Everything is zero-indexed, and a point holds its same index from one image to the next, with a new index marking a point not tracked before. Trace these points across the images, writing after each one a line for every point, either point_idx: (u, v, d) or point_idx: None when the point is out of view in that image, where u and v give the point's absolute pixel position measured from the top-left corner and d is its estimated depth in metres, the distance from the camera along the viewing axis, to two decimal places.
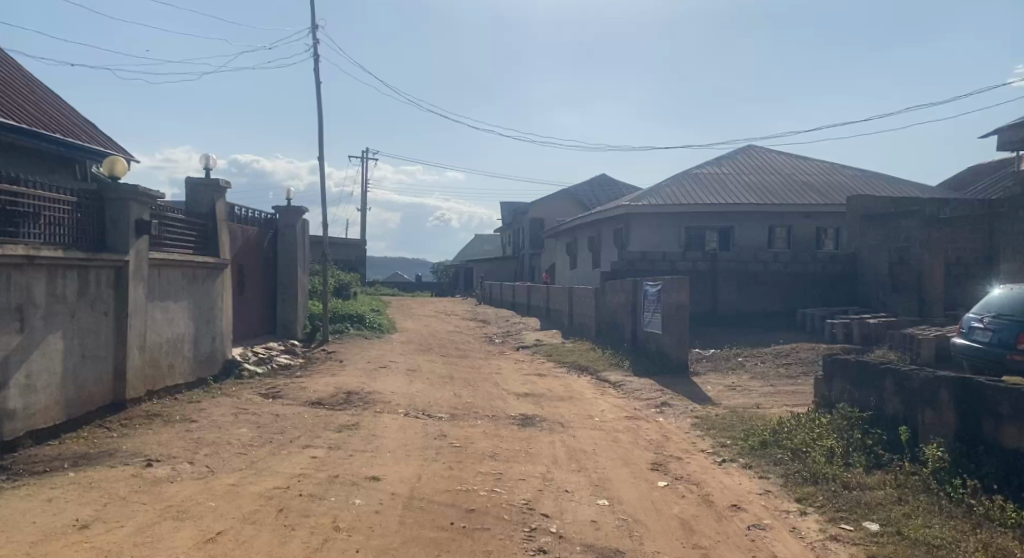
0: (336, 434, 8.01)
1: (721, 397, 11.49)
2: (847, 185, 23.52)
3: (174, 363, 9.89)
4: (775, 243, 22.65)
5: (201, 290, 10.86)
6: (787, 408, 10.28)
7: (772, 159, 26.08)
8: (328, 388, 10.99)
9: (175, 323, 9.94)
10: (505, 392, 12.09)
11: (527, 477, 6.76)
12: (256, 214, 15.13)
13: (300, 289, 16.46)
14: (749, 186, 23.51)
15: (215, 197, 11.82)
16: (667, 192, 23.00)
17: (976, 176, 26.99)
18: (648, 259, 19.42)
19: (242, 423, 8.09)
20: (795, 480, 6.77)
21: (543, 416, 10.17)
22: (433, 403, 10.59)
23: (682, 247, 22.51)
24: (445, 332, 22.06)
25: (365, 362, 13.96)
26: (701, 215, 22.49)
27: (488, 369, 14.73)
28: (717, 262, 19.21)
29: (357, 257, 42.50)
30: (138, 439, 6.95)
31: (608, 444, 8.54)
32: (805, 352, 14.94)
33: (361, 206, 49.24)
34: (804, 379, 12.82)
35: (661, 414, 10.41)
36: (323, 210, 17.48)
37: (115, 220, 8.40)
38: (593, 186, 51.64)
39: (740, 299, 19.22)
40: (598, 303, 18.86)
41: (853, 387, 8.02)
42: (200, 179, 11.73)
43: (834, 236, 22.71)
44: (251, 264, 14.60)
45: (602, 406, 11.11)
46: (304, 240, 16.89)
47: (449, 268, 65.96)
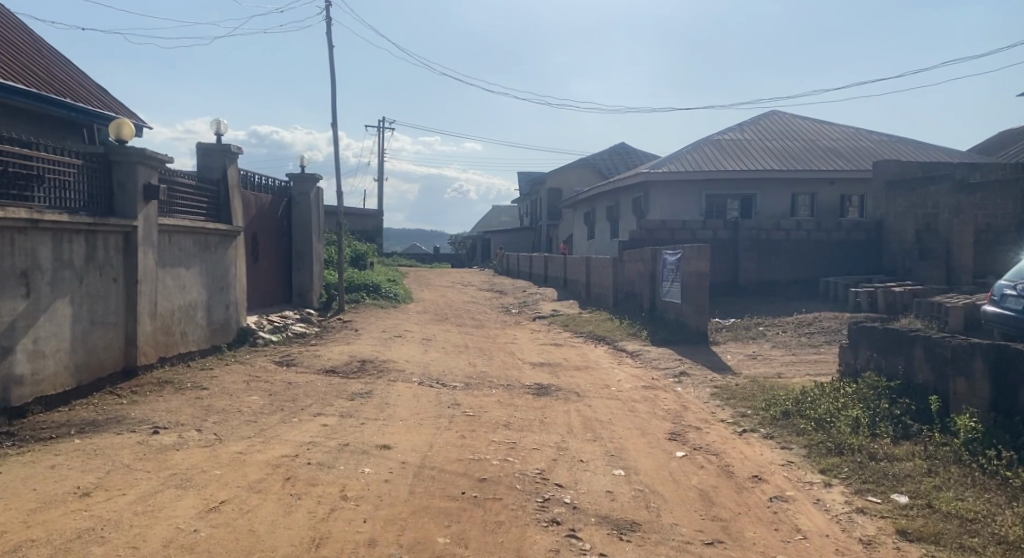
0: (348, 402, 7.89)
1: (742, 366, 11.24)
2: (873, 150, 22.84)
3: (187, 331, 9.82)
4: (797, 211, 22.14)
5: (214, 257, 10.77)
6: (810, 377, 10.01)
7: (796, 124, 25.36)
8: (342, 357, 10.91)
9: (187, 290, 9.84)
10: (521, 361, 11.93)
11: (542, 446, 6.59)
12: (269, 181, 14.96)
13: (316, 258, 16.36)
14: (772, 152, 22.90)
15: (226, 163, 11.63)
16: (688, 159, 22.49)
17: (1008, 141, 26.16)
18: (667, 228, 19.04)
19: (253, 390, 8.01)
20: (819, 451, 6.53)
21: (559, 385, 10.00)
22: (447, 372, 10.45)
23: (702, 215, 22.07)
24: (462, 302, 21.94)
25: (380, 331, 13.86)
26: (723, 183, 22.01)
27: (505, 339, 14.58)
28: (739, 230, 18.77)
29: (374, 228, 42.39)
30: (147, 407, 6.87)
31: (625, 414, 8.35)
32: (828, 321, 14.59)
33: (379, 178, 49.07)
34: (827, 348, 12.52)
35: (680, 384, 10.20)
36: (337, 178, 17.25)
37: (122, 184, 8.23)
38: (611, 155, 50.92)
39: (762, 268, 18.80)
40: (615, 273, 18.59)
41: (879, 355, 7.70)
42: (211, 145, 11.52)
43: (859, 204, 22.13)
44: (265, 232, 14.48)
45: (620, 376, 10.94)
46: (319, 209, 16.72)
47: (467, 239, 65.77)
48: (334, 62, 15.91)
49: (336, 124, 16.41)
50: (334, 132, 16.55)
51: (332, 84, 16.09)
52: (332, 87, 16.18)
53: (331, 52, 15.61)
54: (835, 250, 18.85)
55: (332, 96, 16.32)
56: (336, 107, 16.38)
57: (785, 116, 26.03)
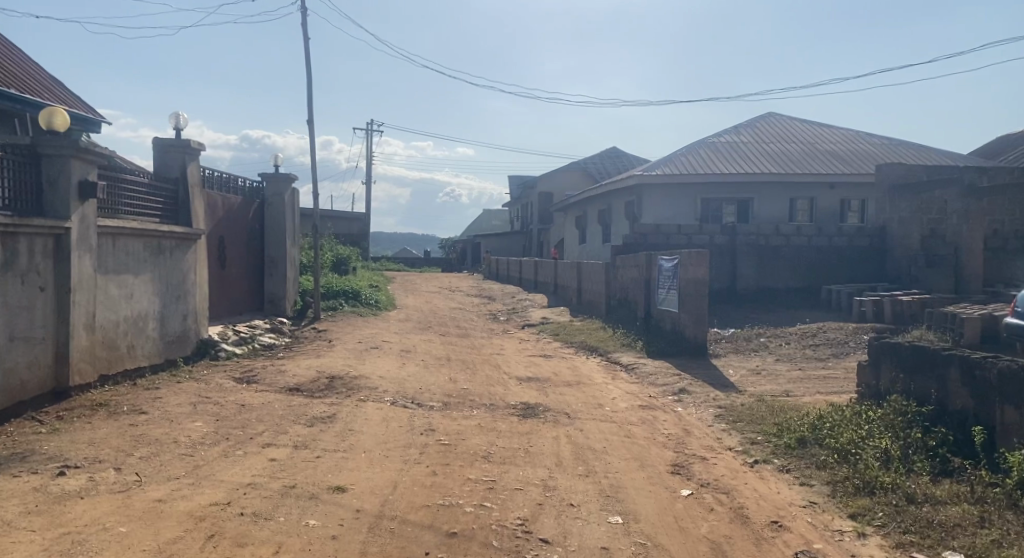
0: (306, 429, 6.94)
1: (745, 382, 10.34)
2: (874, 154, 22.08)
3: (134, 344, 8.85)
4: (796, 216, 21.35)
5: (169, 262, 9.78)
6: (822, 396, 9.13)
7: (793, 126, 24.57)
8: (309, 373, 9.95)
9: (135, 299, 8.86)
10: (507, 376, 10.99)
11: (525, 486, 5.65)
12: (239, 182, 13.99)
13: (290, 263, 15.44)
14: (770, 154, 22.11)
15: (185, 160, 10.63)
16: (683, 161, 21.67)
17: (1007, 146, 25.51)
18: (662, 233, 18.20)
19: (199, 416, 7.05)
20: (845, 489, 5.61)
21: (547, 404, 9.07)
22: (425, 389, 9.51)
23: (698, 219, 21.25)
24: (447, 310, 20.99)
25: (356, 342, 12.89)
26: (719, 186, 21.20)
27: (490, 350, 13.63)
28: (737, 235, 17.94)
29: (359, 231, 41.37)
30: (67, 437, 5.90)
31: (620, 440, 7.44)
32: (834, 332, 13.75)
33: (366, 181, 48.10)
34: (835, 362, 11.64)
35: (680, 403, 9.29)
36: (313, 179, 16.26)
37: (53, 181, 7.26)
38: (603, 159, 50.09)
39: (760, 275, 17.96)
40: (608, 280, 17.71)
41: (906, 376, 6.80)
42: (169, 139, 10.51)
43: (859, 208, 21.36)
44: (233, 235, 13.51)
45: (614, 393, 10.02)
46: (294, 210, 15.76)
47: (456, 244, 64.82)
48: (310, 55, 14.95)
49: (312, 122, 15.44)
50: (310, 130, 15.58)
51: (307, 79, 15.12)
52: (308, 82, 15.22)
53: (306, 44, 14.66)
54: (836, 256, 18.04)
55: (309, 92, 15.36)
56: (312, 104, 15.42)
57: (783, 118, 25.25)
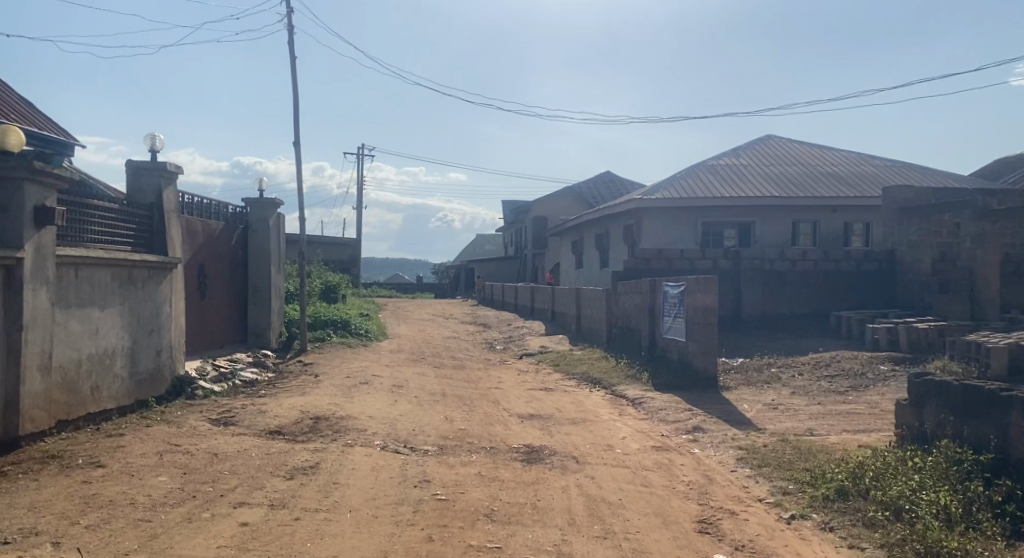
0: (284, 484, 6.15)
1: (763, 419, 9.60)
2: (876, 176, 21.63)
3: (99, 385, 8.06)
4: (799, 239, 20.80)
5: (141, 294, 9.02)
6: (850, 435, 8.39)
7: (793, 149, 24.13)
8: (292, 413, 9.16)
9: (100, 335, 8.08)
10: (506, 413, 10.22)
11: (536, 554, 4.87)
12: (220, 207, 13.29)
13: (275, 292, 14.69)
14: (771, 177, 21.62)
15: (161, 185, 9.90)
16: (682, 184, 21.15)
17: (1009, 168, 25.15)
18: (664, 257, 17.59)
19: (164, 469, 6.26)
20: (904, 554, 4.81)
21: (552, 447, 8.29)
22: (418, 431, 8.73)
23: (698, 244, 20.66)
24: (441, 338, 20.23)
25: (344, 377, 12.09)
26: (720, 210, 20.66)
27: (487, 383, 12.86)
28: (742, 260, 17.34)
29: (350, 257, 40.74)
30: (5, 501, 5.11)
31: (637, 490, 6.68)
32: (849, 362, 13.06)
33: (358, 207, 47.57)
34: (855, 395, 10.92)
35: (697, 443, 8.54)
36: (300, 204, 15.58)
37: (4, 207, 6.57)
38: (596, 184, 49.69)
39: (766, 301, 17.32)
40: (608, 306, 17.04)
41: (958, 419, 6.08)
42: (143, 162, 9.80)
43: (863, 232, 20.83)
44: (214, 263, 12.79)
45: (623, 432, 9.26)
46: (280, 237, 15.04)
47: (449, 269, 64.18)
48: (297, 76, 14.35)
49: (298, 145, 14.79)
50: (297, 153, 14.92)
51: (294, 101, 14.51)
52: (295, 104, 14.59)
53: (293, 64, 14.06)
54: (844, 281, 17.42)
55: (295, 114, 14.74)
56: (299, 126, 14.78)
57: (782, 141, 24.83)
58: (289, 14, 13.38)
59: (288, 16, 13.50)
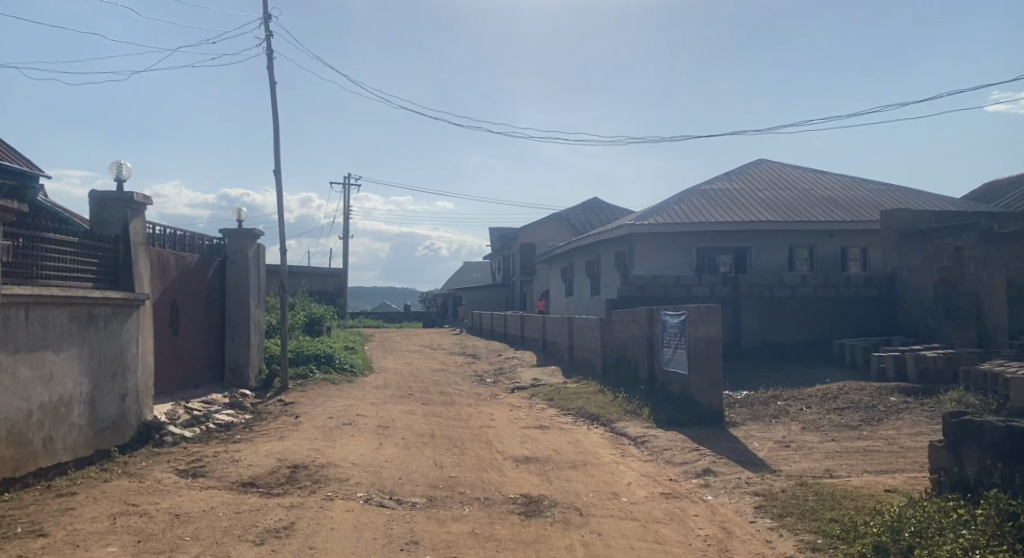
0: (253, 551, 5.42)
1: (777, 459, 8.96)
2: (871, 200, 21.31)
3: (53, 436, 7.29)
4: (795, 265, 20.35)
5: (104, 334, 8.29)
6: (874, 477, 7.76)
7: (785, 173, 23.80)
8: (269, 462, 8.41)
9: (55, 380, 7.34)
10: (500, 456, 9.51)
11: None
12: (195, 239, 12.62)
13: (254, 327, 13.99)
14: (765, 202, 21.23)
15: (128, 217, 9.23)
16: (675, 210, 20.70)
17: (1001, 190, 24.95)
18: (660, 285, 17.05)
19: (117, 536, 5.52)
20: None
21: (552, 496, 7.60)
22: (405, 480, 8.01)
23: (693, 270, 20.16)
24: (430, 372, 19.50)
25: (327, 418, 11.36)
26: (714, 236, 20.20)
27: (479, 421, 12.16)
28: (740, 286, 16.81)
29: (335, 288, 40.03)
30: None
31: (650, 548, 6.00)
32: (857, 393, 12.48)
33: (344, 236, 46.98)
34: (869, 430, 10.32)
35: (708, 489, 7.88)
36: (281, 235, 14.90)
37: None
38: (585, 211, 49.39)
39: (766, 329, 16.78)
40: (603, 336, 16.42)
41: (1007, 466, 5.48)
42: (109, 193, 9.10)
43: (860, 257, 20.43)
44: (188, 298, 12.07)
45: (628, 476, 8.59)
46: (260, 270, 14.36)
47: (437, 298, 63.46)
48: (277, 101, 13.76)
49: (278, 173, 14.16)
50: (277, 182, 14.30)
51: (273, 127, 13.90)
52: (274, 131, 13.98)
53: (272, 89, 13.47)
54: (845, 308, 16.92)
55: (276, 142, 14.14)
56: (279, 154, 14.17)
57: (774, 165, 24.51)
58: (268, 37, 12.81)
59: (266, 39, 12.95)
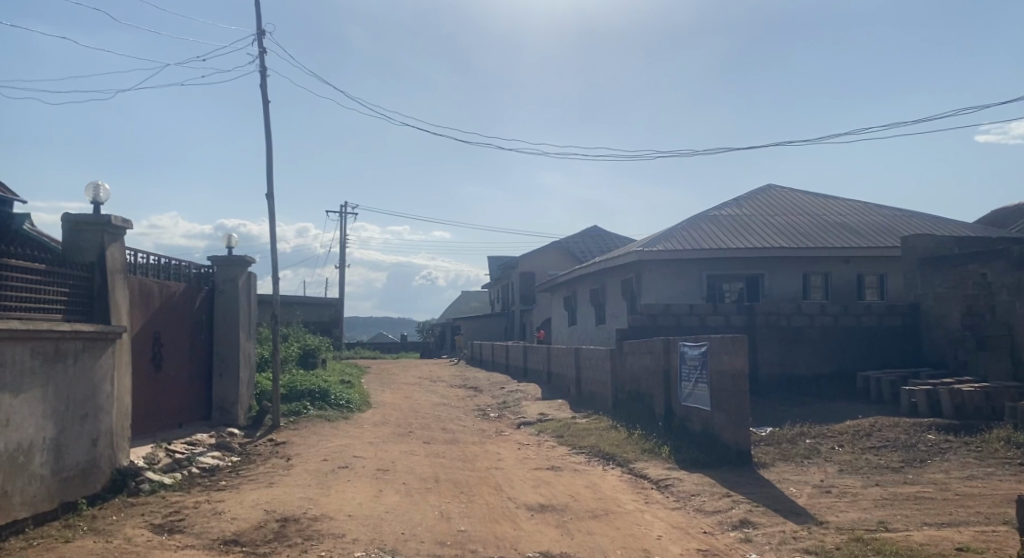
0: None
1: (820, 507, 8.08)
2: (886, 226, 20.65)
3: (9, 490, 6.38)
4: (810, 293, 19.60)
5: (73, 371, 7.43)
6: (937, 532, 6.88)
7: (795, 198, 23.16)
8: (255, 515, 7.50)
9: (13, 425, 6.47)
10: (513, 505, 8.61)
11: None
12: (181, 268, 11.83)
13: (244, 361, 13.14)
14: (777, 228, 20.55)
15: (104, 242, 8.42)
16: (684, 236, 19.98)
17: (1016, 216, 24.32)
18: (671, 314, 16.24)
19: None
20: None
21: (575, 554, 6.71)
22: (408, 535, 7.11)
23: (703, 299, 19.39)
24: (430, 406, 18.56)
25: (322, 461, 10.44)
26: (725, 263, 19.46)
27: (485, 462, 11.24)
28: (756, 316, 16.00)
29: (330, 317, 39.23)
30: None
31: None
32: (892, 430, 11.61)
33: (340, 265, 46.23)
34: (914, 473, 9.44)
35: (751, 545, 6.99)
36: (274, 263, 14.12)
37: None
38: (584, 238, 48.77)
39: (784, 361, 15.96)
40: (613, 368, 15.56)
41: None
42: (84, 216, 8.31)
43: (876, 285, 19.71)
44: (172, 331, 11.25)
45: (657, 528, 7.69)
46: (250, 299, 13.55)
47: (434, 326, 62.55)
48: (271, 121, 13.07)
49: (271, 197, 13.42)
50: (270, 206, 13.54)
51: (267, 149, 13.19)
52: (267, 153, 13.27)
53: (265, 109, 12.79)
54: (866, 338, 16.14)
55: (269, 163, 13.41)
56: (272, 176, 13.44)
57: (782, 190, 23.86)
58: (261, 54, 12.17)
59: (260, 56, 12.30)
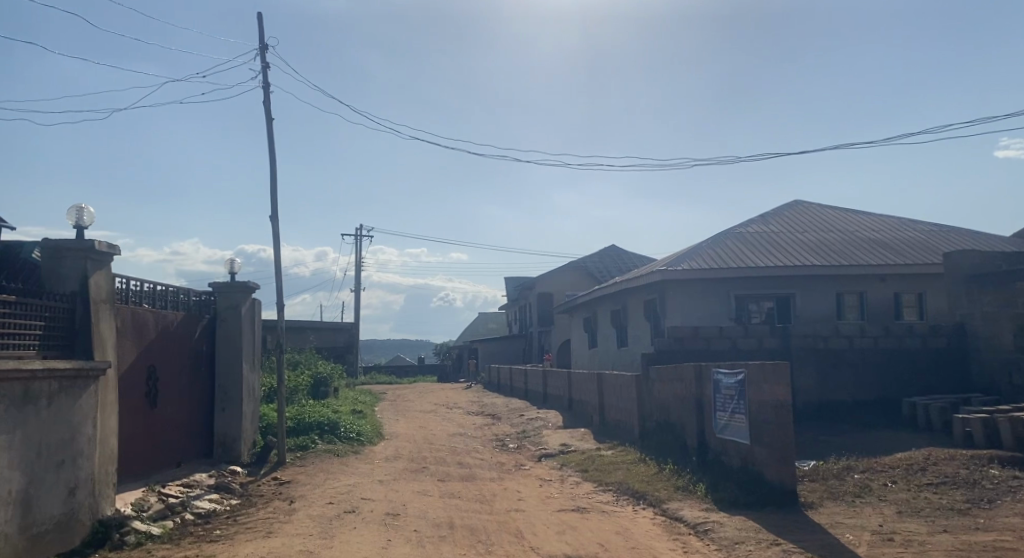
0: None
1: None
2: (923, 242, 19.62)
3: None
4: (844, 313, 18.60)
5: (46, 414, 6.70)
6: None
7: (824, 214, 22.19)
8: None
9: None
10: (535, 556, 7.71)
11: None
12: (179, 296, 11.18)
13: (249, 393, 12.43)
14: (808, 245, 19.60)
15: (87, 270, 7.74)
16: (710, 254, 19.08)
17: None
18: (700, 337, 15.33)
19: None
20: None
21: None
22: None
23: (731, 320, 18.43)
24: (446, 436, 17.70)
25: (327, 504, 9.62)
26: (754, 281, 18.50)
27: (504, 503, 10.35)
28: (791, 338, 15.04)
29: (345, 342, 38.72)
30: None
31: None
32: (950, 463, 10.57)
33: (356, 289, 45.77)
34: (985, 515, 8.41)
35: None
36: (279, 288, 13.44)
37: None
38: (603, 257, 47.90)
39: (822, 387, 14.96)
40: (640, 396, 14.66)
41: None
42: (65, 241, 7.63)
43: (915, 304, 18.68)
44: (169, 363, 10.57)
45: None
46: (255, 326, 12.86)
47: (452, 349, 61.82)
48: (274, 140, 12.44)
49: (275, 220, 12.78)
50: (274, 228, 12.87)
51: (271, 169, 12.57)
52: (271, 173, 12.65)
53: (269, 127, 12.17)
54: (909, 361, 15.12)
55: (273, 184, 12.78)
56: (276, 198, 12.81)
57: (811, 206, 22.90)
58: (264, 69, 11.57)
59: (262, 72, 11.70)
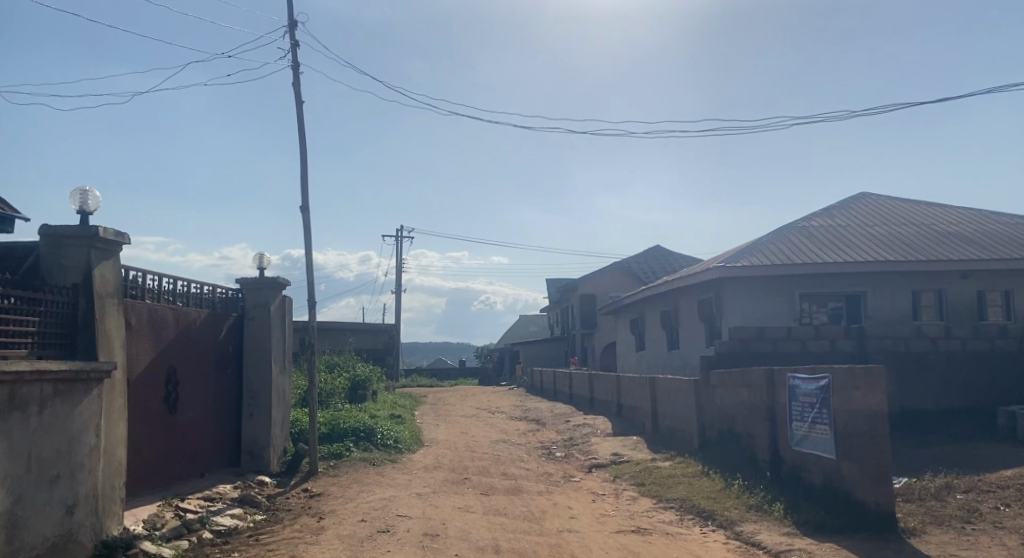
0: None
1: None
2: (1007, 235, 17.91)
3: None
4: (921, 313, 17.04)
5: (37, 423, 5.87)
6: None
7: (894, 207, 20.57)
8: None
9: None
10: None
11: None
12: (203, 294, 10.43)
13: (278, 398, 11.62)
14: (878, 239, 18.06)
15: (90, 260, 6.93)
16: (771, 250, 17.69)
17: None
18: (765, 338, 13.99)
19: None
20: None
21: None
22: None
23: (794, 320, 17.00)
24: (488, 443, 16.71)
25: (359, 522, 8.66)
26: (820, 279, 17.05)
27: (555, 521, 9.27)
28: (867, 340, 13.64)
29: (386, 343, 38.18)
30: None
31: None
32: None
33: (396, 291, 45.28)
34: None
35: None
36: (311, 285, 12.61)
37: None
38: (648, 257, 46.50)
39: (901, 393, 13.52)
40: (699, 403, 13.44)
41: None
42: (67, 227, 6.84)
43: (1000, 303, 17.00)
44: (190, 366, 9.79)
45: None
46: (286, 326, 12.05)
47: (492, 352, 60.97)
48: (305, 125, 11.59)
49: (306, 212, 11.96)
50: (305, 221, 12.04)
51: (302, 157, 11.74)
52: (302, 162, 11.82)
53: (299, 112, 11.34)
54: (1001, 365, 13.57)
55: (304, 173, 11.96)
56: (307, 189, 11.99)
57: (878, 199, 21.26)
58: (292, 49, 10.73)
59: (291, 51, 10.88)
